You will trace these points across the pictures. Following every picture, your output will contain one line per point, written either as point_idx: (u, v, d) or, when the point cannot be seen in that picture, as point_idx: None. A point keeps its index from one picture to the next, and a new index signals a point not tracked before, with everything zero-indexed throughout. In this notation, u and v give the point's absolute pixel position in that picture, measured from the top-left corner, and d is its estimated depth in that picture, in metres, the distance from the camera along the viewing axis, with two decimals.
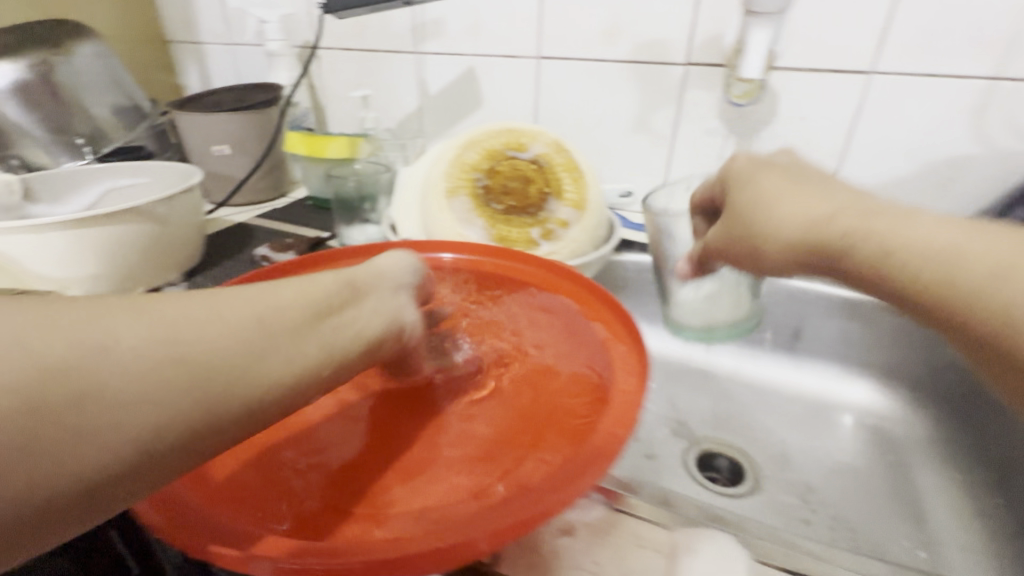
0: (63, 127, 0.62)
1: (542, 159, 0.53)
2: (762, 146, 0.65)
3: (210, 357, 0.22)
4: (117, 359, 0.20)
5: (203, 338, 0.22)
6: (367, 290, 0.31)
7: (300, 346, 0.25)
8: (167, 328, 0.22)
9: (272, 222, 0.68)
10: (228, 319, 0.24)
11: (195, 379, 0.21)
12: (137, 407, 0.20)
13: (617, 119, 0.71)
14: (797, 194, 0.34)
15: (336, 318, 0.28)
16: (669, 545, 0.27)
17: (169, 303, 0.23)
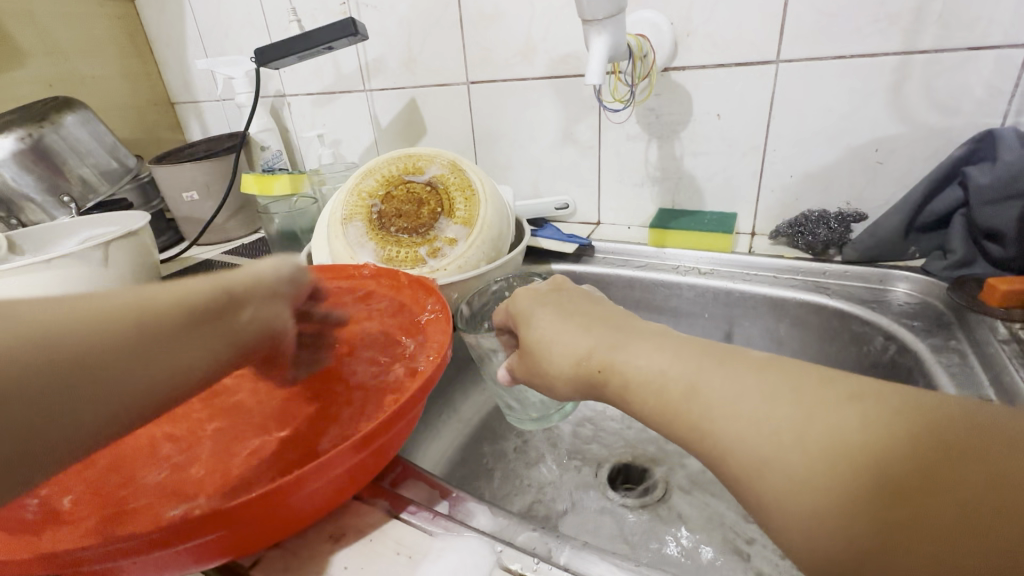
0: (54, 187, 0.72)
1: (437, 181, 0.55)
2: (684, 147, 0.64)
3: (105, 342, 0.22)
4: (25, 352, 0.19)
5: (86, 339, 0.21)
6: (243, 300, 0.28)
7: (184, 347, 0.24)
8: (48, 315, 0.21)
9: (232, 258, 0.75)
10: (89, 310, 0.22)
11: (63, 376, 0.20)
12: (12, 364, 0.19)
13: (545, 134, 0.72)
14: (783, 464, 0.23)
15: (220, 321, 0.27)
16: (424, 551, 0.27)
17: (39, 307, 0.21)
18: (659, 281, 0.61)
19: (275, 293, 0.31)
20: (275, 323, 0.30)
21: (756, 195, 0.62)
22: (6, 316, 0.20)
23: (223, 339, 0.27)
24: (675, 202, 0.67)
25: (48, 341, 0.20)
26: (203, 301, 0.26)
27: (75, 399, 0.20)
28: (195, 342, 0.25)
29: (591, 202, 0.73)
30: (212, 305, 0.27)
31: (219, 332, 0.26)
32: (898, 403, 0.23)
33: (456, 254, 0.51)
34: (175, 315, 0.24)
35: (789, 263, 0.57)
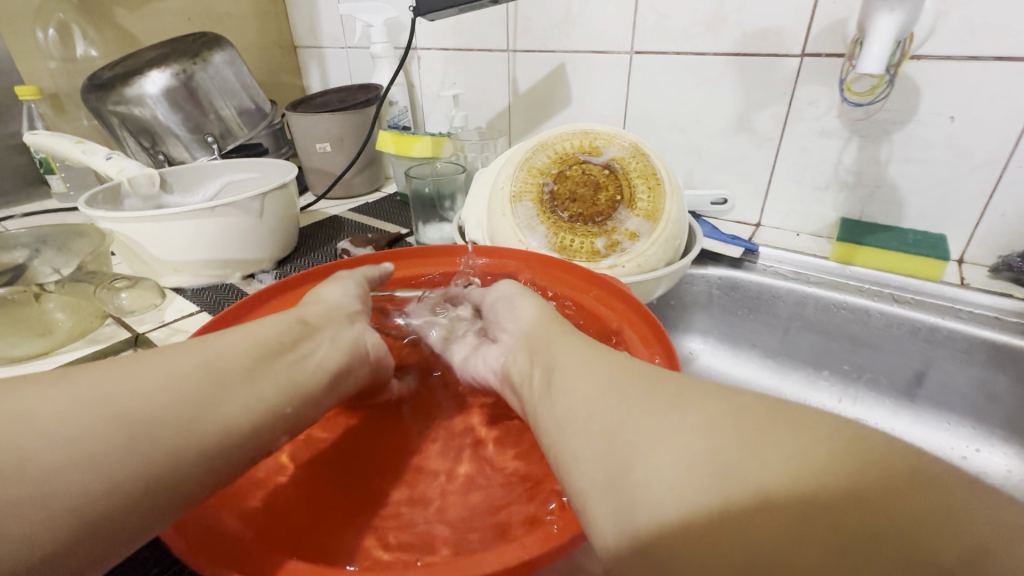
0: (199, 127, 0.72)
1: (616, 165, 0.49)
2: (893, 152, 0.55)
3: (162, 410, 0.26)
4: (113, 414, 0.25)
5: (155, 390, 0.26)
6: (319, 325, 0.36)
7: (252, 385, 0.29)
8: (155, 379, 0.27)
9: (361, 217, 0.73)
10: (179, 367, 0.28)
11: (139, 425, 0.25)
12: (95, 437, 0.24)
13: (715, 119, 0.64)
14: (658, 458, 0.21)
15: (287, 355, 0.32)
16: None
17: (123, 368, 0.27)
18: (842, 304, 0.54)
19: (348, 315, 0.39)
20: (355, 340, 0.38)
21: (977, 218, 0.53)
22: (89, 394, 0.25)
23: (280, 381, 0.31)
24: (864, 213, 0.59)
25: (145, 403, 0.26)
26: (276, 338, 0.33)
27: (157, 446, 0.25)
28: (265, 383, 0.30)
29: (755, 201, 0.65)
30: (279, 346, 0.32)
31: (280, 371, 0.31)
32: (829, 440, 0.19)
33: (635, 251, 0.46)
34: (243, 355, 0.30)
35: (1018, 304, 0.48)
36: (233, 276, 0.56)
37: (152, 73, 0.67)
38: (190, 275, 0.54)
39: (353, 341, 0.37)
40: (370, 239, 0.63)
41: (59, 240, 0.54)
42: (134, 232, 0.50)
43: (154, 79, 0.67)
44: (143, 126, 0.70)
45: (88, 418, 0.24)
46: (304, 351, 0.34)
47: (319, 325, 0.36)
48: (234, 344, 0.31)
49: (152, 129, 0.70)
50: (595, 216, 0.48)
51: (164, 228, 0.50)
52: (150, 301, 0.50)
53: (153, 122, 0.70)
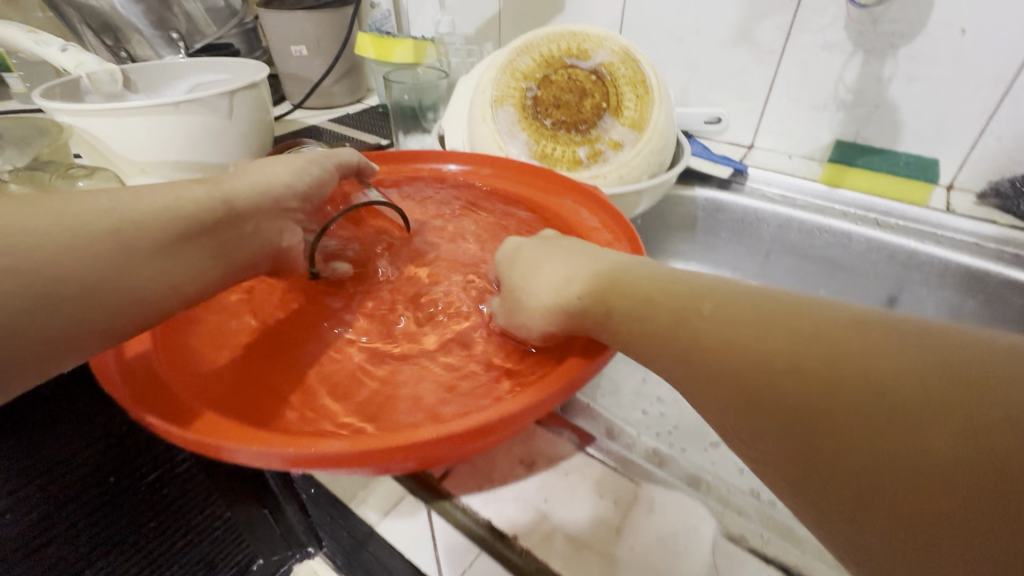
0: (162, 21, 0.67)
1: (604, 70, 0.46)
2: (896, 68, 0.52)
3: (67, 277, 0.23)
4: (2, 262, 0.21)
5: (59, 246, 0.23)
6: (243, 209, 0.32)
7: (176, 262, 0.27)
8: (80, 230, 0.24)
9: (340, 128, 0.70)
10: (84, 224, 0.24)
11: (35, 282, 0.22)
12: (3, 285, 0.21)
13: (715, 29, 0.60)
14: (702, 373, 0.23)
15: (215, 234, 0.30)
16: (630, 498, 0.25)
17: (14, 210, 0.22)
18: (824, 227, 0.54)
19: (280, 206, 0.34)
20: (277, 236, 0.34)
21: (973, 142, 0.51)
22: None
23: (200, 262, 0.28)
24: (860, 135, 0.57)
25: (51, 261, 0.22)
26: (197, 215, 0.28)
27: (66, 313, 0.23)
28: (185, 259, 0.28)
29: (749, 121, 0.63)
30: (200, 226, 0.29)
31: (197, 252, 0.28)
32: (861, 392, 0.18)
33: (618, 162, 0.45)
34: (170, 228, 0.27)
35: (1000, 230, 0.48)
36: None
37: None
38: (158, 177, 0.52)
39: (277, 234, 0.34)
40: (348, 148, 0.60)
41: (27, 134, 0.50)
42: (92, 126, 0.47)
43: None
44: (101, 17, 0.65)
45: None
46: (233, 233, 0.31)
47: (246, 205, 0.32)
48: (152, 212, 0.27)
49: (110, 22, 0.65)
50: (578, 125, 0.46)
51: (123, 123, 0.47)
52: None
53: (111, 14, 0.65)
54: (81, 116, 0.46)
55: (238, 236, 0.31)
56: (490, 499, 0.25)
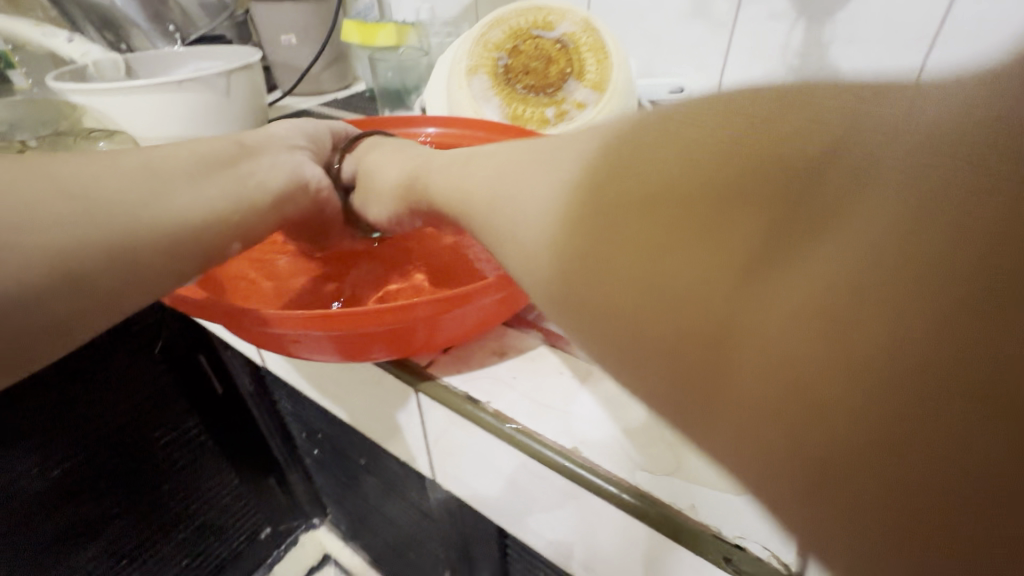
0: (158, 15, 0.72)
1: (567, 40, 0.51)
2: (835, 33, 0.57)
3: (114, 204, 0.30)
4: (79, 201, 0.29)
5: (118, 178, 0.31)
6: (254, 150, 0.39)
7: (200, 187, 0.33)
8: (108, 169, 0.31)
9: (330, 111, 0.74)
10: (128, 165, 0.32)
11: (84, 204, 0.29)
12: (66, 212, 0.28)
13: (673, 4, 0.65)
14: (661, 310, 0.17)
15: (232, 166, 0.36)
16: (586, 373, 0.29)
17: (83, 160, 0.31)
18: None
19: (287, 148, 0.41)
20: (295, 170, 0.40)
21: None
22: (65, 179, 0.29)
23: (222, 188, 0.34)
24: None
25: (109, 188, 0.30)
26: (214, 152, 0.36)
27: (119, 225, 0.29)
28: (207, 185, 0.34)
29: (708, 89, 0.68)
30: (218, 161, 0.36)
31: (220, 180, 0.35)
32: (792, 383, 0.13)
33: (582, 119, 0.49)
34: (190, 160, 0.34)
35: None
36: None
37: None
38: None
39: (293, 167, 0.40)
40: None
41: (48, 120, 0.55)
42: (103, 104, 0.51)
43: None
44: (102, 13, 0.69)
45: (51, 192, 0.28)
46: (248, 171, 0.37)
47: (257, 150, 0.39)
48: (175, 153, 0.34)
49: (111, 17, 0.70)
50: (546, 89, 0.51)
51: (131, 101, 0.51)
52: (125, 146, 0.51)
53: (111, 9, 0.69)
54: (95, 96, 0.51)
55: (249, 163, 0.38)
56: (467, 378, 0.29)
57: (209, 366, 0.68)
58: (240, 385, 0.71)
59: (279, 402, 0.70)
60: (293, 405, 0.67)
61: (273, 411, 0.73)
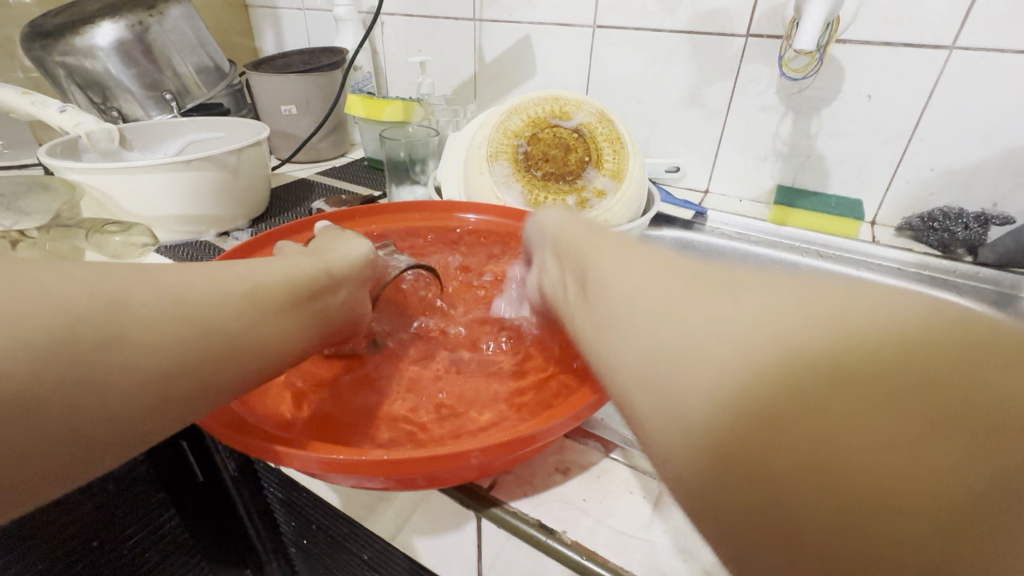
0: (153, 83, 0.70)
1: (584, 129, 0.53)
2: (821, 125, 0.62)
3: (204, 340, 0.26)
4: (174, 331, 0.25)
5: (220, 307, 0.27)
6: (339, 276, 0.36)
7: (289, 322, 0.31)
8: (202, 286, 0.27)
9: (331, 180, 0.73)
10: (229, 288, 0.28)
11: (188, 336, 0.26)
12: (154, 346, 0.25)
13: (670, 93, 0.69)
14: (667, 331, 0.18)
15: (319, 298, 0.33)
16: (657, 493, 0.29)
17: (185, 276, 0.27)
18: (775, 259, 0.62)
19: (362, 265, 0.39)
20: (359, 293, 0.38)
21: (887, 185, 0.61)
22: (158, 299, 0.26)
23: (284, 319, 0.30)
24: (796, 180, 0.67)
25: (199, 315, 0.26)
26: (307, 279, 0.33)
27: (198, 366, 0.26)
28: (290, 321, 0.31)
29: (703, 170, 0.72)
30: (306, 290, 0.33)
31: (307, 314, 0.32)
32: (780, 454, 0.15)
33: (602, 207, 0.51)
34: (286, 293, 0.31)
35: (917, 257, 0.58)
36: (208, 233, 0.56)
37: (102, 23, 0.63)
38: (163, 231, 0.53)
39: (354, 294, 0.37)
40: (343, 200, 0.64)
41: (20, 191, 0.49)
42: (105, 184, 0.49)
43: (105, 30, 0.63)
44: (94, 80, 0.67)
45: (140, 319, 0.25)
46: (330, 299, 0.34)
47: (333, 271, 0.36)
48: (271, 280, 0.31)
49: (103, 84, 0.67)
50: (565, 176, 0.53)
51: (136, 180, 0.49)
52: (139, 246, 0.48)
53: (104, 76, 0.67)
54: (95, 175, 0.48)
55: (330, 300, 0.35)
56: (536, 503, 0.28)
57: (191, 456, 0.61)
58: (224, 473, 0.62)
59: (267, 490, 0.63)
60: (287, 497, 0.61)
61: (258, 501, 0.65)
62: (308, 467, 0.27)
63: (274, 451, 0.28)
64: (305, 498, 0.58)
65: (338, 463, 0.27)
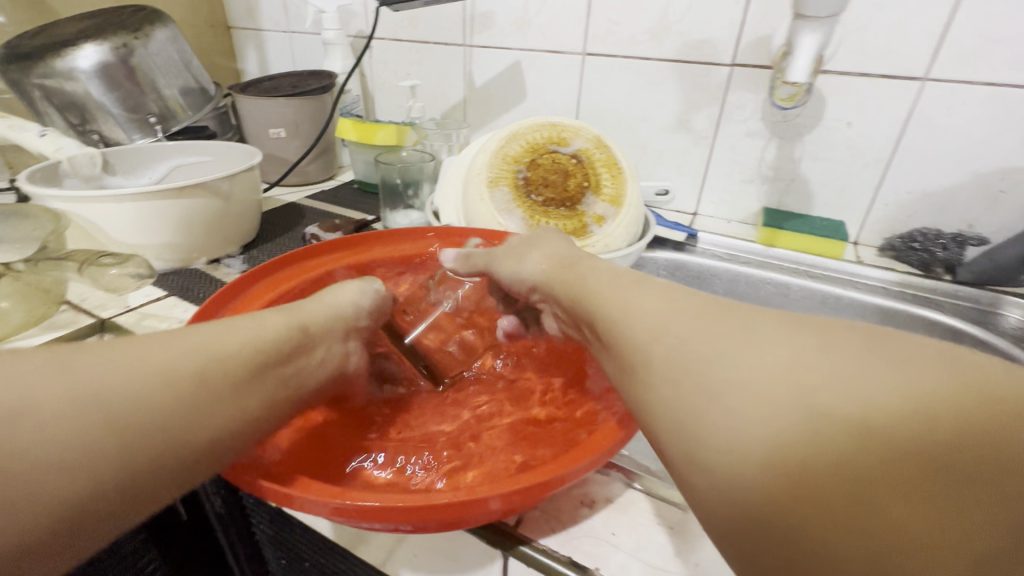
0: (138, 107, 0.68)
1: (582, 155, 0.54)
2: (805, 150, 0.65)
3: (135, 425, 0.24)
4: (113, 410, 0.24)
5: (165, 381, 0.25)
6: (316, 338, 0.34)
7: (241, 397, 0.28)
8: (154, 367, 0.26)
9: (321, 204, 0.72)
10: (176, 363, 0.26)
11: (126, 418, 0.24)
12: (86, 434, 0.23)
13: (659, 118, 0.71)
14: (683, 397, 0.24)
15: (288, 364, 0.31)
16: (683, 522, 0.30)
17: (132, 351, 0.26)
18: (766, 279, 0.64)
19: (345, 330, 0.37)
20: (342, 360, 0.36)
21: (868, 207, 0.64)
22: (100, 381, 0.24)
23: (268, 396, 0.29)
24: (782, 202, 0.69)
25: (138, 391, 0.25)
26: (273, 343, 0.31)
27: (139, 452, 0.24)
28: (254, 395, 0.28)
29: (693, 192, 0.73)
30: (271, 361, 0.30)
31: (270, 388, 0.29)
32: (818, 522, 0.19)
33: (603, 232, 0.51)
34: (246, 362, 0.29)
35: (899, 276, 0.61)
36: (198, 261, 0.55)
37: (86, 45, 0.62)
38: (153, 259, 0.52)
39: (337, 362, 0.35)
40: (338, 224, 0.63)
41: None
42: (90, 211, 0.47)
43: (87, 53, 0.62)
44: (73, 102, 0.64)
45: (90, 399, 0.23)
46: (298, 365, 0.32)
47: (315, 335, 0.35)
48: (235, 343, 0.29)
49: (83, 107, 0.65)
50: (566, 201, 0.53)
51: (122, 207, 0.47)
52: (123, 284, 0.48)
53: (85, 100, 0.64)
54: (80, 204, 0.46)
55: (297, 368, 0.32)
56: (566, 538, 0.29)
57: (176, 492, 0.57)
58: (209, 511, 0.59)
59: (256, 525, 0.59)
60: (278, 534, 0.57)
61: (245, 538, 0.61)
62: (322, 514, 0.26)
63: (281, 495, 0.26)
64: (295, 535, 0.55)
65: (354, 510, 0.26)
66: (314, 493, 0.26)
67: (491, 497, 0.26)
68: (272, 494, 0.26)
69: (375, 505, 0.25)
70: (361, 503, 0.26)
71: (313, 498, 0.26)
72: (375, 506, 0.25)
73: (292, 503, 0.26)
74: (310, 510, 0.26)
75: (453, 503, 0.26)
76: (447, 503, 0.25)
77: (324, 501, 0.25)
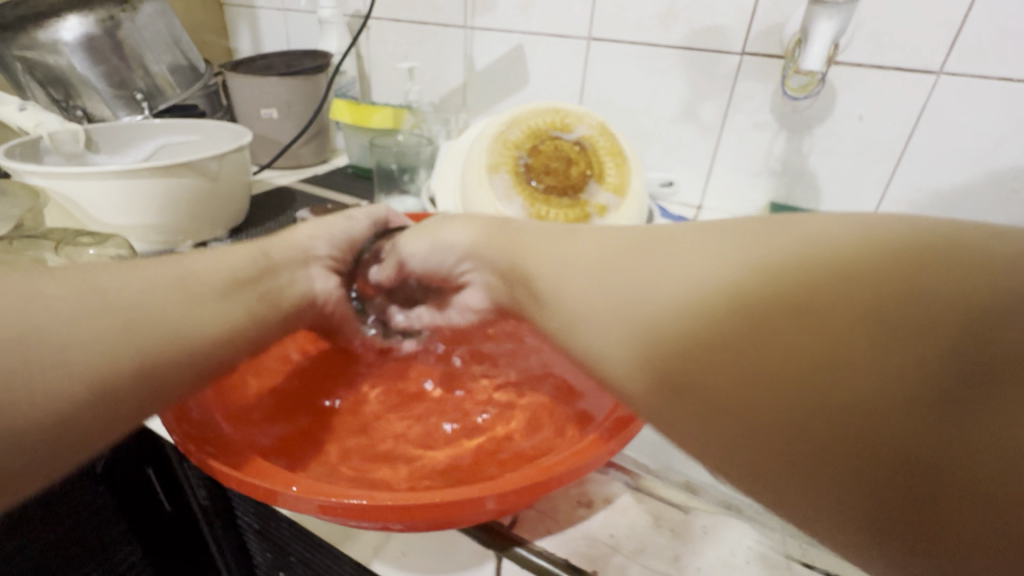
0: (124, 83, 0.65)
1: (585, 142, 0.52)
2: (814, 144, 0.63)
3: (139, 331, 0.25)
4: (110, 319, 0.24)
5: (151, 293, 0.27)
6: (281, 263, 0.35)
7: (225, 304, 0.30)
8: (132, 287, 0.26)
9: (313, 188, 0.70)
10: (164, 280, 0.28)
11: (123, 322, 0.25)
12: (87, 340, 0.23)
13: (665, 106, 0.68)
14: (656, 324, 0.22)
15: (262, 284, 0.33)
16: (685, 527, 0.28)
17: (112, 274, 0.27)
18: None
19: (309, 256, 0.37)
20: (309, 287, 0.36)
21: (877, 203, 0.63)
22: (93, 296, 0.25)
23: (250, 304, 0.31)
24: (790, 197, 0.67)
25: (137, 305, 0.26)
26: (245, 267, 0.32)
27: (141, 351, 0.25)
28: (238, 304, 0.30)
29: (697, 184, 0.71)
30: (248, 278, 0.32)
31: (252, 298, 0.31)
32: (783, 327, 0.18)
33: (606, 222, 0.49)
34: (221, 279, 0.30)
35: None
36: (183, 243, 0.53)
37: (68, 16, 0.59)
38: (137, 240, 0.50)
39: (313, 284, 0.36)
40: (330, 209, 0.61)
41: None
42: (70, 189, 0.44)
43: (70, 25, 0.59)
44: (55, 76, 0.62)
45: (85, 312, 0.24)
46: (273, 286, 0.33)
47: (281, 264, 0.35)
48: (208, 269, 0.30)
49: (66, 82, 0.62)
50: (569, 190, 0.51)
51: (103, 185, 0.45)
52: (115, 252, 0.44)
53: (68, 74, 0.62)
54: (58, 180, 0.44)
55: (275, 290, 0.33)
56: (562, 540, 0.27)
57: (158, 483, 0.55)
58: (193, 503, 0.57)
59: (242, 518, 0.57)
60: (263, 528, 0.56)
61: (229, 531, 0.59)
62: (306, 511, 0.24)
63: (264, 489, 0.25)
64: (281, 529, 0.54)
65: (343, 507, 0.24)
66: (299, 490, 0.24)
67: (486, 498, 0.24)
68: (255, 488, 0.25)
69: (363, 503, 0.24)
70: (350, 500, 0.24)
71: (298, 494, 0.24)
72: (364, 503, 0.24)
73: (277, 499, 0.24)
74: (293, 507, 0.24)
75: (446, 503, 0.24)
76: (440, 505, 0.24)
77: (311, 497, 0.24)
